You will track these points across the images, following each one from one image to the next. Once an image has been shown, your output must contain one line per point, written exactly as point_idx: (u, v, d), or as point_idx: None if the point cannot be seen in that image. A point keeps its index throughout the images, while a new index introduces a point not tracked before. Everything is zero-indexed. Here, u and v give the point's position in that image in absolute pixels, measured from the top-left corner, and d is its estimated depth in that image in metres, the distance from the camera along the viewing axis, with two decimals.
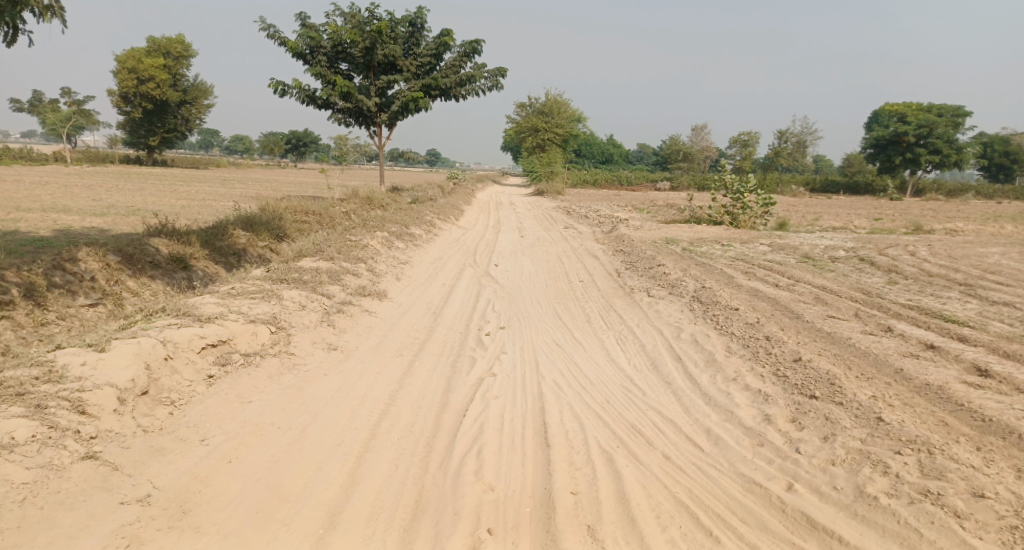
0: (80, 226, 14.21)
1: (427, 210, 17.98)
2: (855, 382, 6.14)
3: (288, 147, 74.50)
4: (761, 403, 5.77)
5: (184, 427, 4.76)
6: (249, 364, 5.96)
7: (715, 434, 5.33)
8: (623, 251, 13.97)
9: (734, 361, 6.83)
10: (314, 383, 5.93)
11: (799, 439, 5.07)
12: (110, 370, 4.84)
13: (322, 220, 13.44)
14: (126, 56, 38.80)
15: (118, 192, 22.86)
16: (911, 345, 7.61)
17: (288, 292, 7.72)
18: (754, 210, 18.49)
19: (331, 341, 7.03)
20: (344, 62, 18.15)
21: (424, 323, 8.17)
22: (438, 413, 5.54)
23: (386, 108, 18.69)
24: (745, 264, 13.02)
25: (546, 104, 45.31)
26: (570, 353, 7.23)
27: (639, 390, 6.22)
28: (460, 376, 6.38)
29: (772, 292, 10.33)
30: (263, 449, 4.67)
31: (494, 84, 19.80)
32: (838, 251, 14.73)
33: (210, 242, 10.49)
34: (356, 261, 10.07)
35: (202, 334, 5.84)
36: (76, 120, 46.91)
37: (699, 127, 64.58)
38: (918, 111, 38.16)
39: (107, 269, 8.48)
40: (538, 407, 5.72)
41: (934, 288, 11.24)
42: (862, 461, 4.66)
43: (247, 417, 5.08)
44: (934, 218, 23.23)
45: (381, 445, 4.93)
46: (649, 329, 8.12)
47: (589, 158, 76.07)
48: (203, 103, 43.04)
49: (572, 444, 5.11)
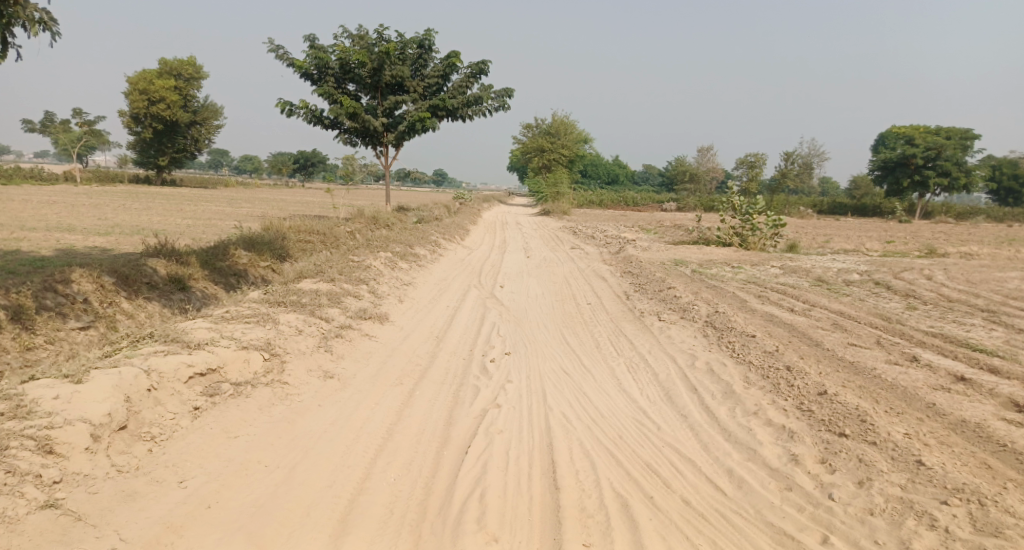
0: (82, 245, 13.95)
1: (433, 230, 17.70)
2: (885, 418, 5.72)
3: (295, 167, 74.78)
4: (787, 441, 5.35)
5: (161, 468, 4.40)
6: (238, 394, 5.58)
7: (739, 476, 4.91)
8: (632, 273, 13.62)
9: (753, 393, 6.42)
10: (307, 415, 5.56)
11: (831, 484, 4.65)
12: (85, 403, 4.49)
13: (325, 241, 13.13)
14: (137, 77, 38.96)
15: (123, 211, 22.65)
16: (940, 377, 7.18)
17: (285, 316, 7.36)
18: (763, 232, 18.10)
19: (328, 368, 6.65)
20: (352, 82, 17.96)
21: (425, 348, 7.80)
22: (438, 450, 5.15)
23: (393, 128, 18.48)
24: (757, 287, 12.64)
25: (554, 125, 45.16)
26: (579, 382, 6.83)
27: (654, 425, 5.82)
28: (462, 408, 5.99)
29: (788, 317, 9.92)
30: (246, 491, 4.31)
31: (502, 105, 19.61)
32: (851, 274, 14.34)
33: (209, 262, 10.17)
34: (357, 283, 9.72)
35: (189, 363, 5.48)
36: (86, 140, 47.00)
37: (705, 147, 63.84)
38: (926, 133, 37.79)
39: (101, 290, 8.13)
40: (547, 444, 5.33)
41: (955, 314, 10.82)
42: (905, 512, 4.24)
43: (231, 455, 4.71)
44: (947, 241, 22.76)
45: (375, 487, 4.54)
46: (661, 357, 7.70)
47: (595, 178, 75.90)
48: (213, 124, 43.15)
49: (584, 487, 4.71)
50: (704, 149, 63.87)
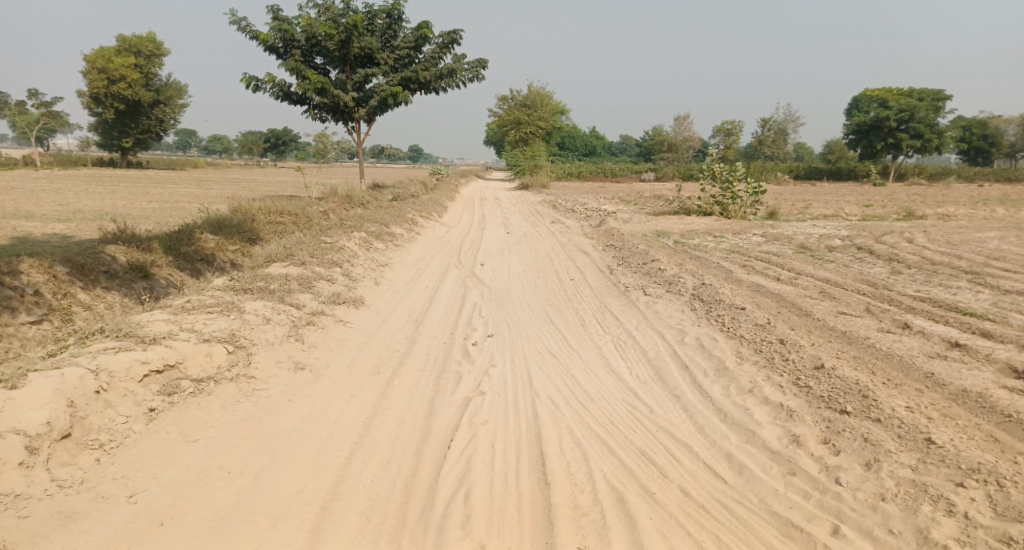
0: (41, 233, 13.25)
1: (409, 207, 17.18)
2: (886, 391, 5.46)
3: (267, 146, 73.12)
4: (786, 420, 5.06)
5: (108, 482, 4.01)
6: (200, 392, 5.15)
7: (739, 460, 4.62)
8: (614, 246, 13.27)
9: (747, 369, 6.12)
10: (276, 413, 5.15)
11: (837, 467, 4.39)
12: (19, 412, 4.08)
13: (298, 221, 12.60)
14: (95, 56, 37.35)
15: (86, 196, 21.71)
16: (935, 344, 6.93)
17: (251, 305, 6.90)
18: (744, 200, 17.80)
19: (299, 359, 6.23)
20: (319, 56, 17.21)
21: (404, 333, 7.40)
22: (419, 446, 4.79)
23: (364, 103, 17.83)
24: (741, 256, 12.36)
25: (529, 97, 44.33)
26: (566, 364, 6.48)
27: (645, 407, 5.51)
28: (444, 397, 5.62)
29: (775, 287, 9.64)
30: (205, 504, 3.93)
31: (475, 76, 19.00)
32: (833, 240, 14.12)
33: (173, 247, 9.63)
34: (330, 265, 9.25)
35: (144, 360, 5.04)
36: (45, 123, 45.24)
37: (681, 116, 63.33)
38: (899, 95, 37.67)
39: (55, 281, 7.57)
40: (534, 434, 4.99)
41: (941, 277, 10.62)
42: (919, 496, 4.00)
43: (190, 461, 4.32)
44: (924, 203, 22.66)
45: (350, 491, 4.18)
46: (650, 333, 7.38)
47: (572, 151, 75.38)
48: (178, 103, 41.80)
49: (575, 480, 4.39)
50: (680, 117, 63.38)
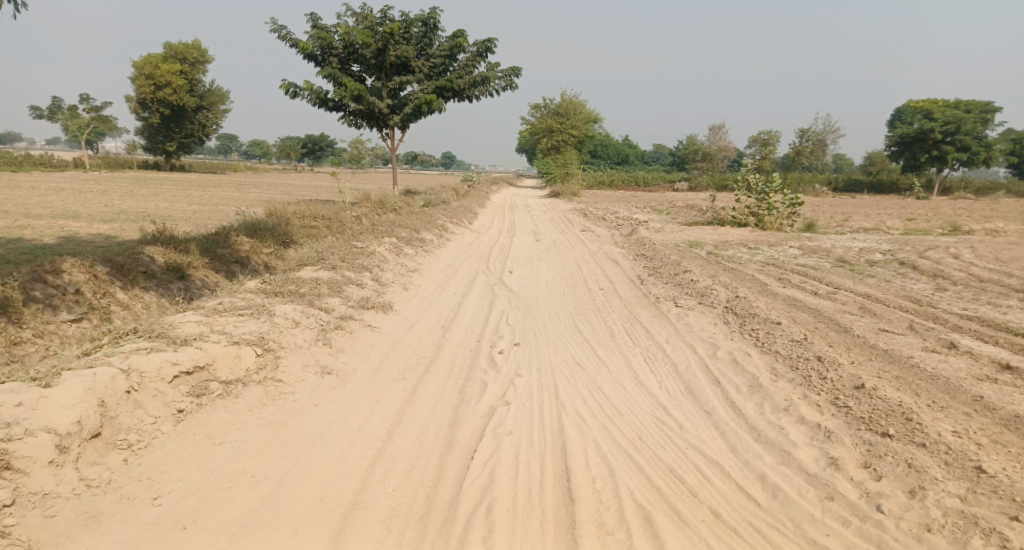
0: (85, 232, 13.58)
1: (440, 213, 17.21)
2: (931, 414, 5.22)
3: (304, 151, 74.27)
4: (823, 441, 4.87)
5: (134, 483, 4.01)
6: (228, 394, 5.15)
7: (773, 482, 4.44)
8: (646, 255, 13.08)
9: (783, 386, 5.91)
10: (301, 417, 5.12)
11: (878, 493, 4.20)
12: (51, 411, 4.11)
13: (331, 226, 12.68)
14: (143, 62, 38.39)
15: (130, 197, 22.25)
16: (982, 366, 6.63)
17: (281, 308, 6.93)
18: (780, 211, 17.43)
19: (326, 363, 6.21)
20: (356, 63, 17.38)
21: (431, 339, 7.35)
22: (442, 455, 4.72)
23: (399, 110, 17.96)
24: (777, 269, 12.07)
25: (563, 105, 44.19)
26: (593, 375, 6.36)
27: (675, 422, 5.35)
28: (469, 406, 5.54)
29: (812, 301, 9.37)
30: (227, 509, 3.92)
31: (509, 84, 19.00)
32: (874, 254, 13.71)
33: (209, 249, 9.75)
34: (360, 270, 9.27)
35: (174, 361, 5.06)
36: (93, 126, 46.59)
37: (717, 126, 62.58)
38: (945, 106, 36.63)
39: (95, 280, 7.70)
40: (560, 447, 4.88)
41: (989, 295, 10.21)
42: (969, 530, 3.81)
43: (214, 464, 4.32)
44: (970, 218, 21.93)
45: (372, 500, 4.13)
46: (681, 346, 7.20)
47: (605, 159, 75.03)
48: (220, 109, 42.75)
49: (601, 497, 4.27)
50: (716, 127, 62.63)
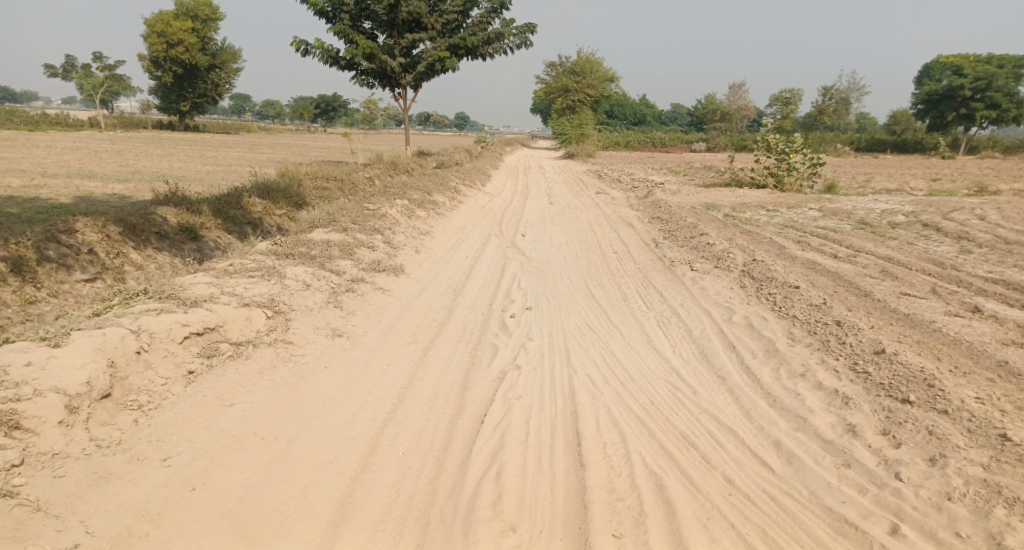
0: (100, 193, 13.58)
1: (453, 175, 17.02)
2: (953, 380, 5.08)
3: (318, 111, 73.72)
4: (840, 407, 4.76)
5: (143, 443, 4.01)
6: (238, 356, 5.12)
7: (788, 449, 4.36)
8: (661, 218, 12.86)
9: (799, 351, 5.79)
10: (311, 379, 5.09)
11: (897, 461, 4.10)
12: (60, 371, 4.09)
13: (344, 187, 12.57)
14: (154, 20, 37.97)
15: (144, 158, 22.20)
16: (1008, 331, 6.44)
17: (292, 270, 6.86)
18: (800, 172, 17.00)
19: (336, 325, 6.16)
20: (368, 20, 16.99)
21: (442, 303, 7.27)
22: (452, 419, 4.68)
23: (412, 68, 17.62)
24: (796, 231, 11.81)
25: (579, 63, 43.29)
26: (606, 340, 6.26)
27: (688, 387, 5.27)
28: (479, 369, 5.49)
29: (832, 264, 9.16)
30: (237, 470, 3.91)
31: (524, 41, 18.54)
32: (896, 216, 13.37)
33: (222, 210, 9.69)
34: (372, 232, 9.18)
35: (184, 322, 5.02)
36: (107, 85, 46.39)
37: (737, 84, 60.98)
38: (976, 62, 35.36)
39: (107, 241, 7.65)
40: (571, 411, 4.82)
41: (1015, 258, 9.92)
42: (991, 498, 3.72)
43: (224, 426, 4.30)
44: (998, 178, 21.27)
45: (382, 464, 4.11)
46: (695, 311, 7.07)
47: (620, 119, 73.94)
48: (233, 67, 42.36)
49: (612, 463, 4.22)
50: (735, 85, 61.04)
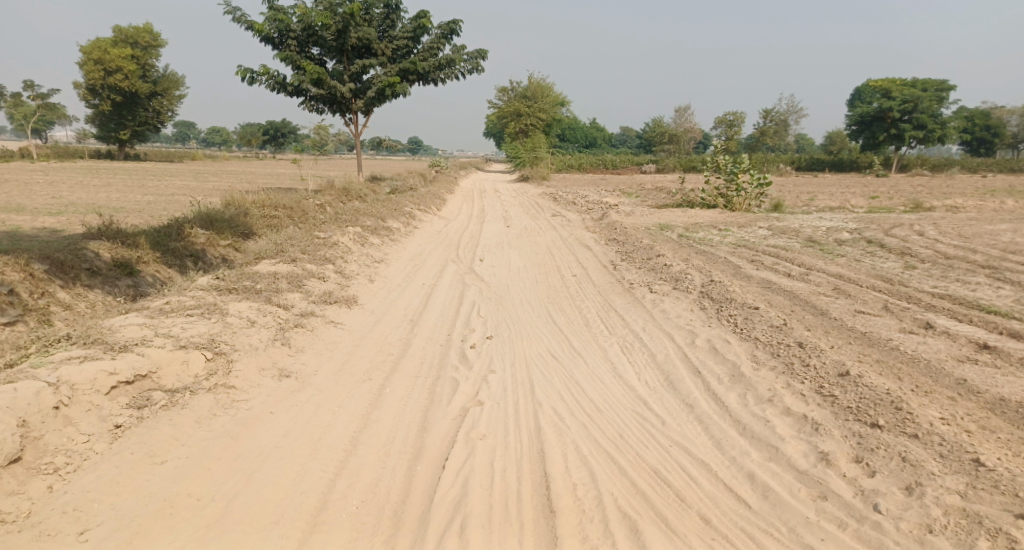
0: (29, 227, 12.78)
1: (406, 200, 16.71)
2: (919, 400, 5.02)
3: (265, 138, 72.41)
4: (811, 434, 4.62)
5: (57, 515, 3.60)
6: (173, 405, 4.69)
7: (763, 482, 4.19)
8: (617, 240, 12.82)
9: (765, 375, 5.66)
10: (256, 426, 4.70)
11: (874, 491, 3.98)
12: None
13: (293, 215, 12.12)
14: (91, 46, 36.75)
15: (81, 189, 21.23)
16: (962, 347, 6.47)
17: (235, 306, 6.45)
18: (748, 192, 17.29)
19: (284, 365, 5.77)
20: (315, 46, 16.66)
21: (398, 335, 6.95)
22: (410, 465, 4.36)
23: (362, 94, 17.34)
24: (749, 250, 11.90)
25: (529, 88, 43.88)
26: (569, 369, 6.03)
27: (656, 418, 5.07)
28: (439, 408, 5.18)
29: (786, 283, 9.18)
30: (166, 540, 3.53)
31: (475, 66, 18.47)
32: (842, 233, 13.65)
33: (161, 242, 9.15)
34: (322, 262, 8.80)
35: (111, 370, 4.59)
36: (42, 115, 44.55)
37: (681, 108, 62.50)
38: (903, 86, 37.03)
39: (32, 280, 7.07)
40: (537, 450, 4.56)
41: (957, 272, 10.15)
42: (973, 529, 3.62)
43: (154, 487, 3.91)
44: (930, 195, 22.07)
45: (332, 522, 3.78)
46: (658, 335, 6.92)
47: (571, 142, 74.68)
48: (175, 94, 41.21)
49: (583, 507, 3.98)
50: (680, 109, 62.56)
